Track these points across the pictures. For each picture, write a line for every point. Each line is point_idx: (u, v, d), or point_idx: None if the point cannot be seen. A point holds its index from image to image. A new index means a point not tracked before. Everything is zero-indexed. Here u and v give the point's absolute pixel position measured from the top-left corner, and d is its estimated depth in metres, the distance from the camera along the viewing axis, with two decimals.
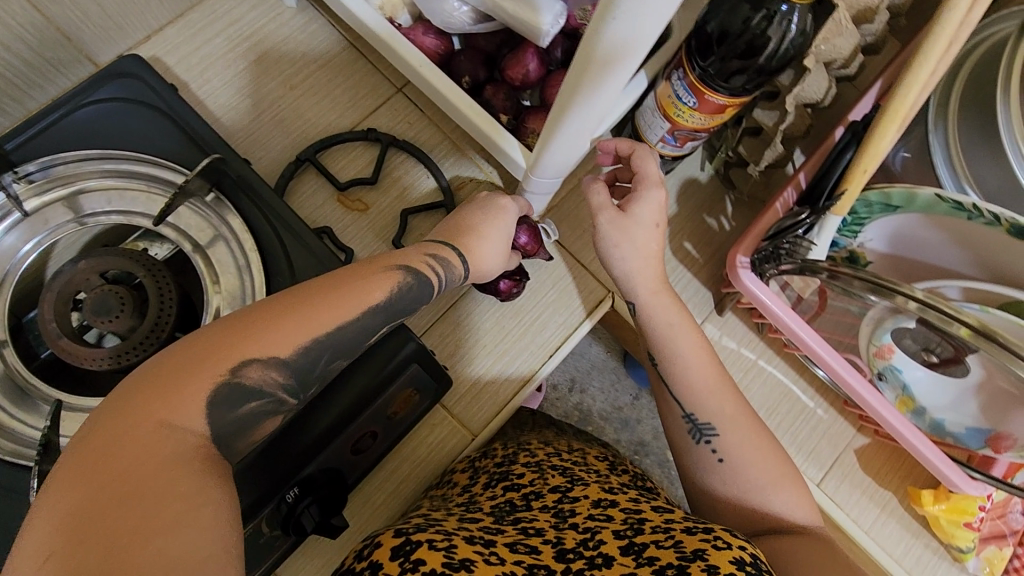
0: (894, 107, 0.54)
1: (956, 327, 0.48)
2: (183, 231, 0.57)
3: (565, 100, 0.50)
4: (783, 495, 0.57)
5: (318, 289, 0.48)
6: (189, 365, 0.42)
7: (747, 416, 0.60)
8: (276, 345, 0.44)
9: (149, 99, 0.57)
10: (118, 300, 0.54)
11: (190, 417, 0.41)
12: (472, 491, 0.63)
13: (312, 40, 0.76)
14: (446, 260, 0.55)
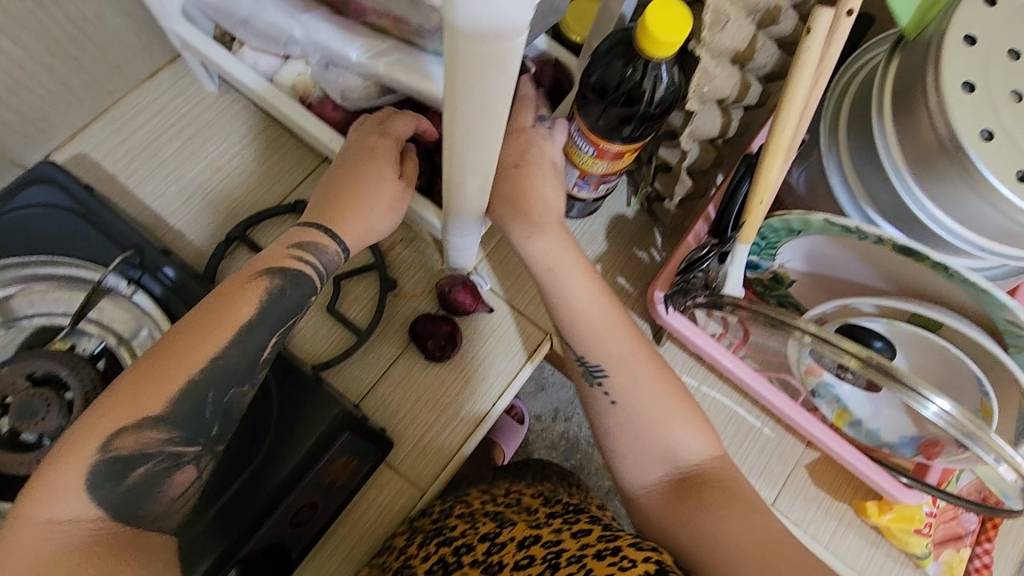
0: (775, 141, 0.57)
1: (847, 359, 0.47)
2: (106, 325, 0.59)
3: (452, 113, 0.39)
4: (680, 433, 0.61)
5: (202, 319, 0.53)
6: (107, 402, 0.49)
7: (635, 356, 0.63)
8: (152, 402, 0.50)
9: (65, 202, 0.59)
10: (44, 403, 0.55)
11: (68, 504, 0.47)
12: (407, 555, 0.62)
13: (236, 122, 0.79)
14: (316, 248, 0.57)
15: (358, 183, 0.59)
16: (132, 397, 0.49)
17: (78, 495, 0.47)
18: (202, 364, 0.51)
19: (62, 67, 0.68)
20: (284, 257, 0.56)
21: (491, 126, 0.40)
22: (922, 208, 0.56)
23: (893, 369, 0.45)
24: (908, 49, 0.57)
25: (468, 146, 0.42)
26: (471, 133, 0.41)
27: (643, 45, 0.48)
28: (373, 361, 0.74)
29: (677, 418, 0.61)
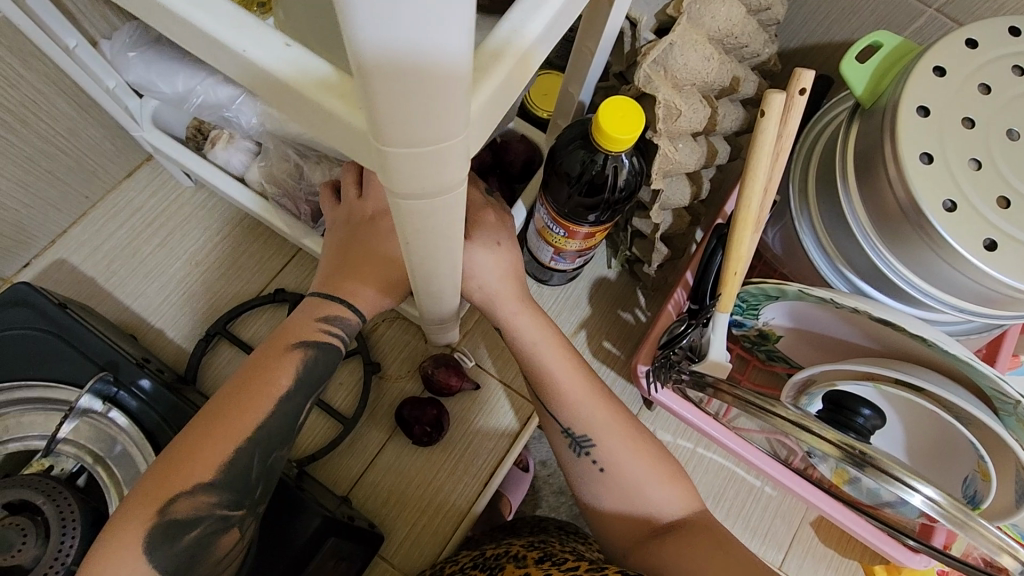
0: (743, 215, 0.57)
1: (823, 444, 0.47)
2: (83, 445, 0.57)
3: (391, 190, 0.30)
4: (660, 494, 0.58)
5: (243, 386, 0.53)
6: (158, 481, 0.49)
7: (618, 419, 0.60)
8: (201, 468, 0.49)
9: (38, 323, 0.59)
10: (19, 533, 0.53)
11: (125, 565, 0.46)
12: None
13: (213, 214, 0.80)
14: (341, 320, 0.57)
15: (366, 243, 0.57)
16: (180, 463, 0.49)
17: (138, 556, 0.46)
18: (249, 430, 0.51)
19: (38, 181, 0.69)
20: (313, 328, 0.56)
21: (442, 255, 0.40)
22: (898, 273, 0.56)
23: (877, 459, 0.45)
24: (865, 115, 0.57)
25: (422, 268, 0.42)
26: (424, 261, 0.41)
27: (601, 143, 0.48)
28: (359, 449, 0.73)
29: (657, 478, 0.58)
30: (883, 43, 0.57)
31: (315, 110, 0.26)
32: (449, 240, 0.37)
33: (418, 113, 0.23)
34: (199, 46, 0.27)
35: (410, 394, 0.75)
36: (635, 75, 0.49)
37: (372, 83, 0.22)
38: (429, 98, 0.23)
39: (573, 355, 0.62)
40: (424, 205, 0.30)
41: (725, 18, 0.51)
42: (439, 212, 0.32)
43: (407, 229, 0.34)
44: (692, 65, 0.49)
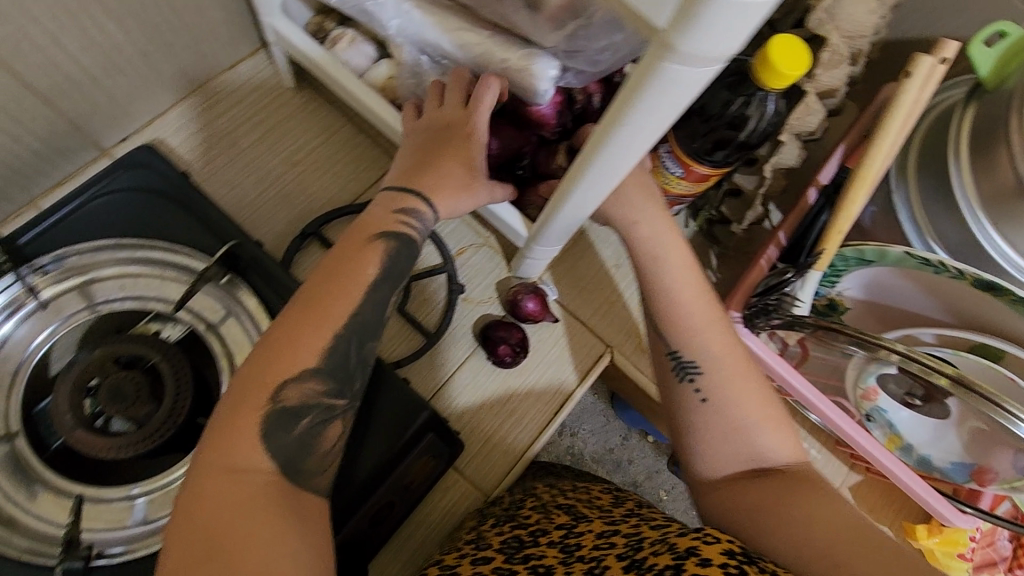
0: (863, 172, 0.60)
1: (935, 376, 0.53)
2: (196, 313, 0.58)
3: (650, 65, 0.33)
4: (773, 433, 0.54)
5: (330, 277, 0.49)
6: (262, 369, 0.46)
7: (733, 352, 0.57)
8: (307, 353, 0.47)
9: (166, 188, 0.59)
10: (133, 386, 0.55)
11: (250, 455, 0.44)
12: (480, 531, 0.64)
13: (312, 119, 0.80)
14: (420, 213, 0.54)
15: (451, 146, 0.56)
16: (284, 351, 0.46)
17: (255, 446, 0.44)
18: (344, 319, 0.48)
19: (157, 53, 0.68)
20: (392, 221, 0.53)
21: (623, 159, 0.42)
22: (994, 245, 0.60)
23: (983, 389, 0.52)
24: (985, 98, 0.61)
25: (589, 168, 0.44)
26: (601, 160, 0.43)
27: (765, 80, 0.50)
28: (440, 363, 0.75)
29: (771, 424, 0.54)
30: (1010, 33, 0.61)
31: None
32: (646, 140, 0.39)
33: None
34: None
35: (492, 318, 0.77)
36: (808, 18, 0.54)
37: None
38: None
39: (701, 289, 0.60)
40: (676, 83, 0.33)
41: None
42: (678, 92, 0.34)
43: (632, 113, 0.37)
44: (857, 17, 0.54)
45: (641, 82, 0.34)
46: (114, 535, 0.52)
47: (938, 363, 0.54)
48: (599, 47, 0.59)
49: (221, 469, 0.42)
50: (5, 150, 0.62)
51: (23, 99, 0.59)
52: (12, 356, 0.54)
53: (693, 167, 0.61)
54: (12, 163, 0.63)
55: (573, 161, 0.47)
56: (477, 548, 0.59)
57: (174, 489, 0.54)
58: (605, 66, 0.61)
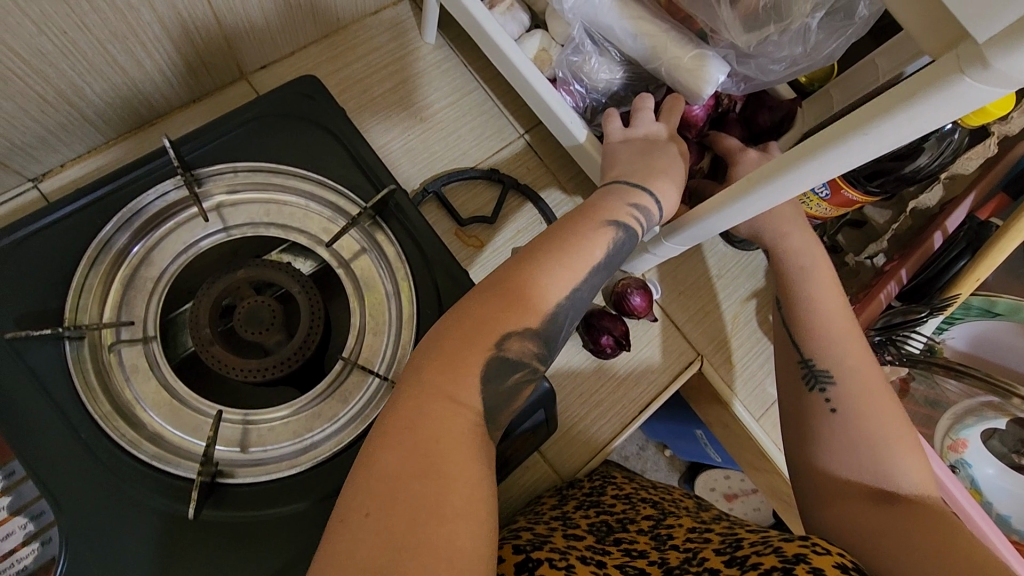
0: (1018, 227, 0.60)
1: None
2: (336, 252, 0.58)
3: (941, 76, 0.32)
4: (904, 458, 0.51)
5: (556, 244, 0.49)
6: (484, 315, 0.45)
7: (871, 372, 0.56)
8: (531, 314, 0.46)
9: (327, 123, 0.58)
10: (269, 312, 0.54)
11: (468, 387, 0.44)
12: (563, 510, 0.66)
13: (446, 78, 0.79)
14: (646, 209, 0.55)
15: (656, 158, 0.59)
16: (509, 304, 0.46)
17: (475, 385, 0.43)
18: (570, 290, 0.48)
19: None
20: (624, 211, 0.53)
21: (837, 168, 0.41)
22: None
23: None
24: None
25: (788, 172, 0.43)
26: (809, 166, 0.42)
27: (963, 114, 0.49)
28: None
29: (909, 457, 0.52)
30: None
31: None
32: (876, 151, 0.39)
33: None
34: None
35: (593, 307, 0.77)
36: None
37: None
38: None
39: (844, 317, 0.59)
40: (962, 99, 0.32)
41: None
42: (951, 109, 0.33)
43: (884, 123, 0.36)
44: None
45: (917, 91, 0.33)
46: (233, 457, 0.52)
47: None
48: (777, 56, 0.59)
49: (446, 397, 0.42)
50: (164, 56, 0.61)
51: (196, 8, 0.59)
52: (158, 262, 0.54)
53: (844, 190, 0.60)
54: (164, 70, 0.63)
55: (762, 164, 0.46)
56: (569, 525, 0.62)
57: (292, 420, 0.54)
58: (775, 77, 0.61)
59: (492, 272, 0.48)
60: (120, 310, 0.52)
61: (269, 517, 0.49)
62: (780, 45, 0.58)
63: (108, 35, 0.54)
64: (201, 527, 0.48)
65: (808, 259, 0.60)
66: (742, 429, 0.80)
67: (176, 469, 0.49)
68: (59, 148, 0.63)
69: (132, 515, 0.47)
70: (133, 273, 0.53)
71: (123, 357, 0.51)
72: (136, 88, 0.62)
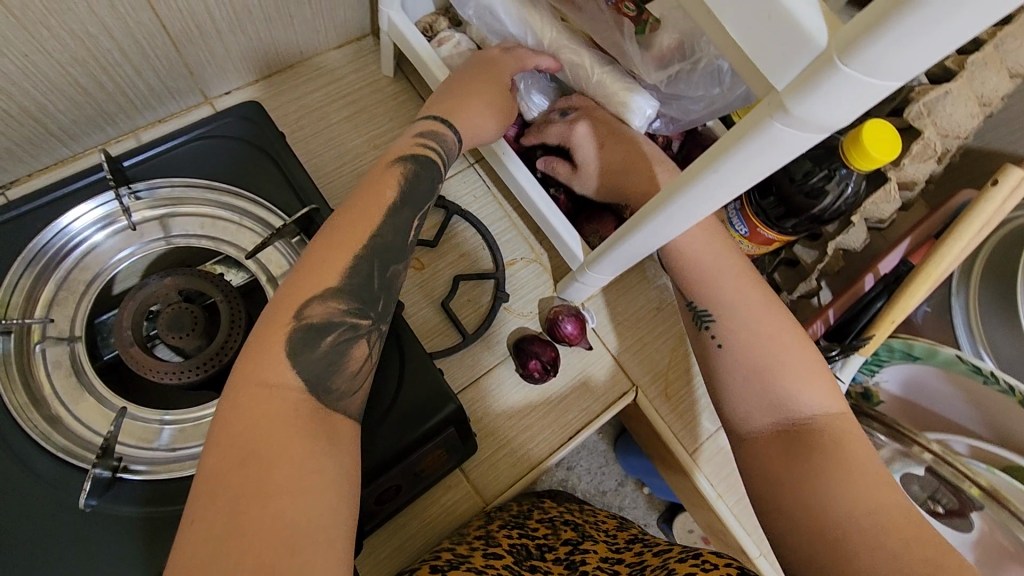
0: (928, 270, 0.61)
1: (968, 484, 0.56)
2: (263, 265, 0.61)
3: (758, 119, 0.34)
4: (801, 389, 0.54)
5: (353, 207, 0.52)
6: (289, 290, 0.47)
7: (757, 301, 0.58)
8: (328, 272, 0.48)
9: (263, 145, 0.63)
10: (191, 318, 0.57)
11: (276, 368, 0.44)
12: (488, 528, 0.64)
13: (401, 108, 0.83)
14: (440, 139, 0.58)
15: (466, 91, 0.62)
16: (307, 273, 0.48)
17: (283, 362, 0.44)
18: (367, 240, 0.50)
19: (279, 22, 0.73)
20: (414, 144, 0.56)
21: (707, 202, 0.43)
22: None
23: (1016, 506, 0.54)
24: None
25: (669, 202, 0.45)
26: (683, 197, 0.43)
27: (851, 156, 0.51)
28: (468, 365, 0.77)
29: (799, 371, 0.55)
30: None
31: (776, 18, 0.30)
32: (734, 187, 0.40)
33: (894, 48, 0.26)
34: None
35: (528, 332, 0.79)
36: (907, 109, 0.56)
37: (892, 26, 0.26)
38: (922, 49, 0.26)
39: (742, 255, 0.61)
40: (781, 141, 0.34)
41: (994, 88, 0.56)
42: (780, 150, 0.35)
43: (725, 163, 0.38)
44: (955, 118, 0.56)
45: (745, 132, 0.35)
46: (141, 453, 0.54)
47: (974, 472, 0.56)
48: (695, 95, 0.62)
49: (255, 382, 0.43)
50: (126, 79, 0.66)
51: (155, 38, 0.64)
52: (91, 266, 0.58)
53: (759, 230, 0.62)
54: (127, 93, 0.68)
55: (650, 199, 0.49)
56: (491, 543, 0.60)
57: (204, 424, 0.55)
58: (697, 115, 0.64)
59: (300, 257, 0.50)
60: (49, 310, 0.56)
61: (164, 516, 0.51)
62: (694, 83, 0.61)
63: (69, 59, 0.59)
64: (96, 520, 0.50)
65: (703, 289, 0.60)
66: (677, 463, 0.80)
67: (81, 461, 0.52)
68: (26, 160, 0.68)
69: (32, 502, 0.50)
70: (67, 276, 0.57)
71: (46, 354, 0.55)
72: (100, 108, 0.68)
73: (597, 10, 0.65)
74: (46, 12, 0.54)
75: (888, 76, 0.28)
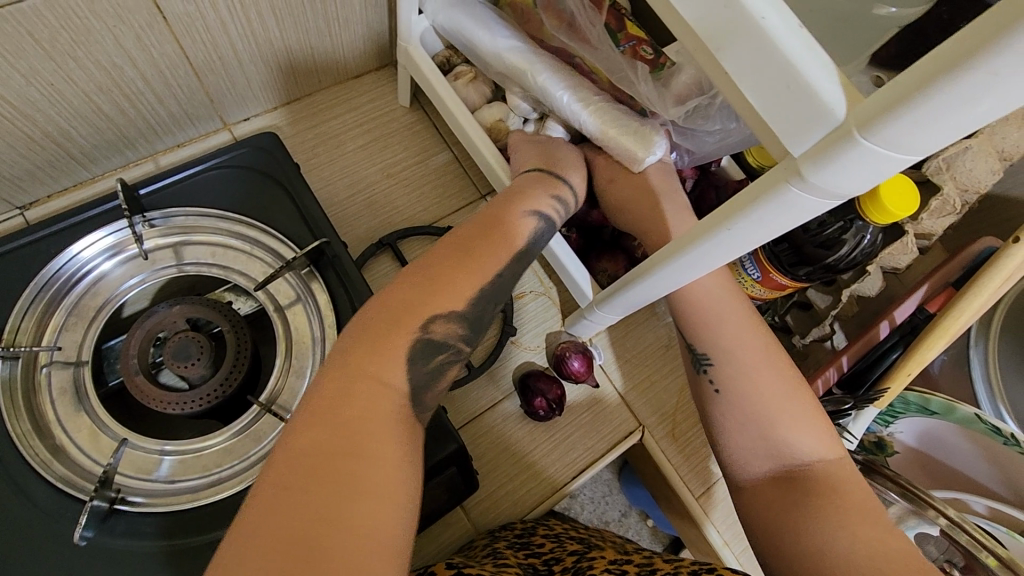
0: (945, 324, 0.59)
1: (984, 554, 0.52)
2: (271, 295, 0.61)
3: (774, 182, 0.34)
4: (797, 432, 0.53)
5: (483, 235, 0.54)
6: (408, 303, 0.48)
7: (754, 344, 0.57)
8: (455, 296, 0.49)
9: (277, 175, 0.63)
10: (198, 347, 0.56)
11: (396, 368, 0.46)
12: (494, 548, 0.62)
13: (416, 137, 0.84)
14: (563, 198, 0.60)
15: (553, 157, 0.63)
16: (436, 288, 0.49)
17: (401, 364, 0.46)
18: (495, 274, 0.52)
19: (300, 53, 0.74)
20: (542, 200, 0.58)
21: (717, 256, 0.42)
22: None
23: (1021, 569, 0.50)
24: None
25: (681, 253, 0.44)
26: (694, 250, 0.43)
27: (867, 210, 0.51)
28: (472, 400, 0.76)
29: (795, 411, 0.54)
30: None
31: (793, 87, 0.30)
32: (746, 244, 0.40)
33: (916, 128, 0.26)
34: (720, 9, 0.31)
35: (535, 367, 0.78)
36: (925, 164, 0.56)
37: (916, 104, 0.25)
38: (947, 130, 0.26)
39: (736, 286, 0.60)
40: (796, 204, 0.34)
41: (1016, 143, 0.55)
42: (795, 213, 0.34)
43: (738, 221, 0.37)
44: (976, 174, 0.55)
45: (759, 193, 0.35)
46: (140, 484, 0.53)
47: (993, 541, 0.52)
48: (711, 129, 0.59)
49: (373, 377, 0.44)
50: (148, 107, 0.68)
51: (178, 68, 0.65)
52: (101, 293, 0.58)
53: (772, 275, 0.61)
54: (148, 119, 0.69)
55: (661, 247, 0.48)
56: (499, 557, 0.59)
57: (205, 454, 0.56)
58: (712, 149, 0.61)
59: (417, 267, 0.51)
60: (57, 336, 0.56)
61: (160, 550, 0.51)
62: (710, 117, 0.58)
63: (93, 87, 0.61)
64: (92, 553, 0.50)
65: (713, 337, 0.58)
66: (682, 506, 0.78)
67: (79, 491, 0.51)
68: (46, 182, 0.69)
69: (28, 532, 0.50)
70: (77, 302, 0.57)
71: (52, 379, 0.55)
72: (121, 133, 0.69)
73: (611, 50, 0.63)
74: (73, 44, 0.55)
75: (909, 152, 0.27)
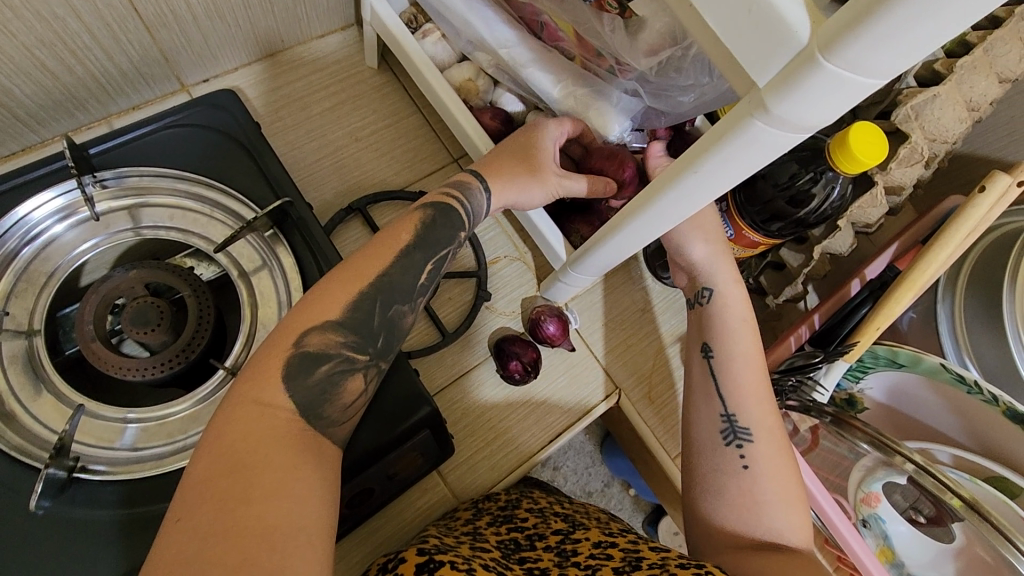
0: (913, 277, 0.60)
1: (949, 496, 0.53)
2: (233, 258, 0.59)
3: (739, 116, 0.33)
4: (785, 519, 0.53)
5: (374, 248, 0.50)
6: (289, 328, 0.46)
7: (784, 442, 0.56)
8: (330, 306, 0.47)
9: (236, 134, 0.61)
10: (157, 313, 0.54)
11: (271, 385, 0.43)
12: (474, 525, 0.62)
13: (386, 100, 0.81)
14: (469, 189, 0.55)
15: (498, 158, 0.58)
16: (315, 299, 0.47)
17: (278, 384, 0.43)
18: (375, 276, 0.48)
19: (258, 8, 0.70)
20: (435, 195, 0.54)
21: (686, 203, 0.41)
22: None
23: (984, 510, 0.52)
24: None
25: (649, 203, 0.44)
26: (663, 199, 0.42)
27: (837, 160, 0.50)
28: (449, 363, 0.75)
29: (794, 500, 0.54)
30: None
31: (755, 11, 0.29)
32: (713, 188, 0.39)
33: (875, 44, 0.25)
34: None
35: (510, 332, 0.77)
36: (894, 112, 0.56)
37: (875, 20, 0.24)
38: (906, 46, 0.25)
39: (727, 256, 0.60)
40: (761, 137, 0.33)
41: (982, 91, 0.56)
42: (758, 149, 0.34)
43: (705, 163, 0.36)
44: (943, 122, 0.56)
45: (724, 131, 0.34)
46: (101, 453, 0.52)
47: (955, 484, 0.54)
48: (685, 85, 0.57)
49: (250, 401, 0.42)
50: (96, 64, 0.64)
51: (126, 21, 0.61)
52: (52, 259, 0.56)
53: (745, 232, 0.60)
54: (99, 78, 0.66)
55: (629, 200, 0.47)
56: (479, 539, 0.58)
57: (168, 422, 0.54)
58: (688, 108, 0.58)
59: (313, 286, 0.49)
60: (7, 302, 0.54)
61: (122, 518, 0.50)
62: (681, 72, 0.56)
63: (35, 42, 0.57)
64: (50, 523, 0.48)
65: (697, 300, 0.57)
66: (659, 467, 0.79)
67: (35, 460, 0.50)
68: None
69: None
70: (26, 267, 0.55)
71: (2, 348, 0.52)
72: (70, 93, 0.65)
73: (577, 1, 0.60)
74: None
75: (872, 71, 0.27)
